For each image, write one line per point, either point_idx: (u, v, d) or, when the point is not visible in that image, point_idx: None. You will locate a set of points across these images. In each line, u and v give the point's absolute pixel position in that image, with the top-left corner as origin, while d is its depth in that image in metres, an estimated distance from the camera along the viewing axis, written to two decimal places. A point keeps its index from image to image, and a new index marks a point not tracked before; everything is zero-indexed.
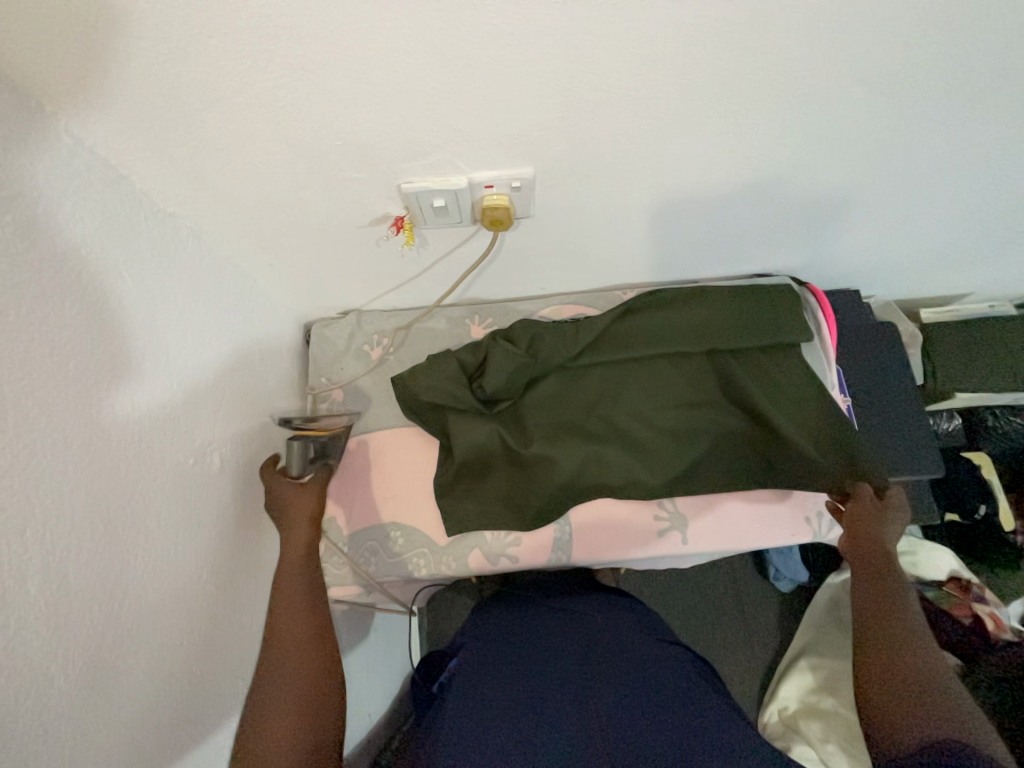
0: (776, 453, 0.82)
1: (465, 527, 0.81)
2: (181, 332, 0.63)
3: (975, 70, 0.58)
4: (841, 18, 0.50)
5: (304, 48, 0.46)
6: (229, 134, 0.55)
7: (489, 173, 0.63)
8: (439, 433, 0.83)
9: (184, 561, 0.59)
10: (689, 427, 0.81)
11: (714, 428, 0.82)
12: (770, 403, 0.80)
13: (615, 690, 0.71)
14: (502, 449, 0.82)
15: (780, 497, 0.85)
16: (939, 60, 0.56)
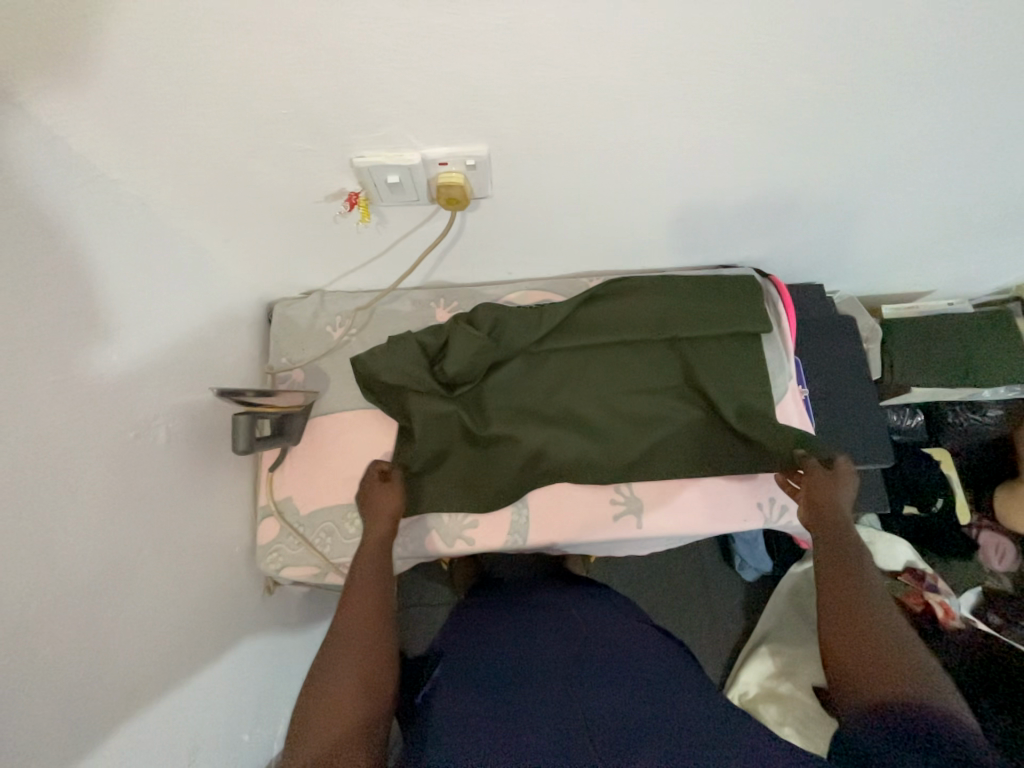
0: (730, 440, 0.84)
1: (419, 509, 0.81)
2: (125, 303, 0.61)
3: (925, 66, 0.59)
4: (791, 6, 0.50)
5: (241, 9, 0.45)
6: (171, 99, 0.53)
7: (443, 150, 0.62)
8: (396, 414, 0.83)
9: (122, 536, 0.58)
10: (646, 414, 0.83)
11: (671, 416, 0.83)
12: (725, 391, 0.83)
13: (597, 689, 0.71)
14: (460, 430, 0.82)
15: (736, 483, 0.86)
16: (892, 54, 0.57)
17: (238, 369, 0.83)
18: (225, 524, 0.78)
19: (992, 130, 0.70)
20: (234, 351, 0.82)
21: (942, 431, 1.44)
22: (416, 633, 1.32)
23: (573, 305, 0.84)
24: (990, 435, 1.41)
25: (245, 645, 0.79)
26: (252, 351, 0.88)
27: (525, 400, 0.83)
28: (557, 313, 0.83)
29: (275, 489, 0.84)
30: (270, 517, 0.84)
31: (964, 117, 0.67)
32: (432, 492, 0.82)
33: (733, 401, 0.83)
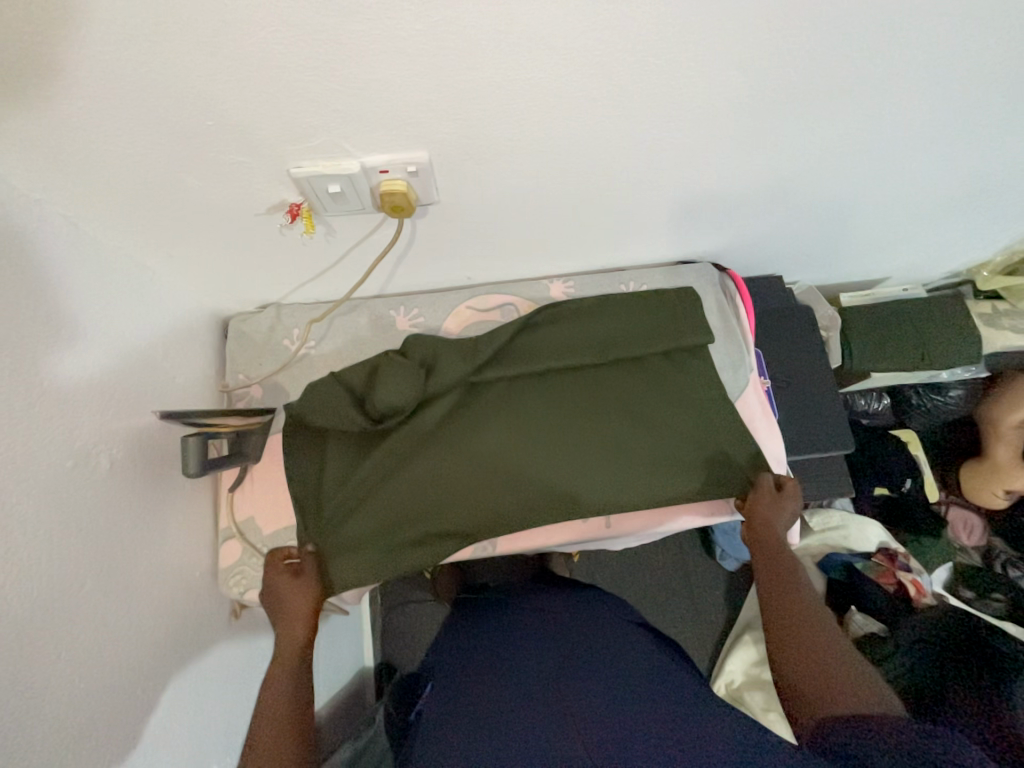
0: (688, 456, 0.84)
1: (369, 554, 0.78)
2: (59, 326, 0.59)
3: (850, 59, 0.60)
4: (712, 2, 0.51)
5: (152, 17, 0.43)
6: (89, 113, 0.51)
7: (383, 158, 0.61)
8: (328, 458, 0.81)
9: (60, 570, 0.55)
10: (593, 438, 0.83)
11: (624, 436, 0.83)
12: (670, 405, 0.85)
13: (585, 675, 0.74)
14: (405, 471, 0.80)
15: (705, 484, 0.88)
16: (812, 51, 0.58)
17: (190, 389, 0.81)
18: (182, 549, 0.75)
19: (923, 118, 0.72)
20: (186, 371, 0.80)
21: (906, 413, 1.48)
22: (400, 646, 1.30)
23: (509, 332, 0.84)
24: (952, 415, 1.45)
25: (211, 674, 0.77)
26: (206, 370, 0.86)
27: (464, 435, 0.81)
28: (491, 344, 0.83)
29: (236, 510, 0.82)
30: (232, 538, 0.82)
31: (895, 106, 0.69)
32: (379, 544, 0.79)
33: (680, 414, 0.85)
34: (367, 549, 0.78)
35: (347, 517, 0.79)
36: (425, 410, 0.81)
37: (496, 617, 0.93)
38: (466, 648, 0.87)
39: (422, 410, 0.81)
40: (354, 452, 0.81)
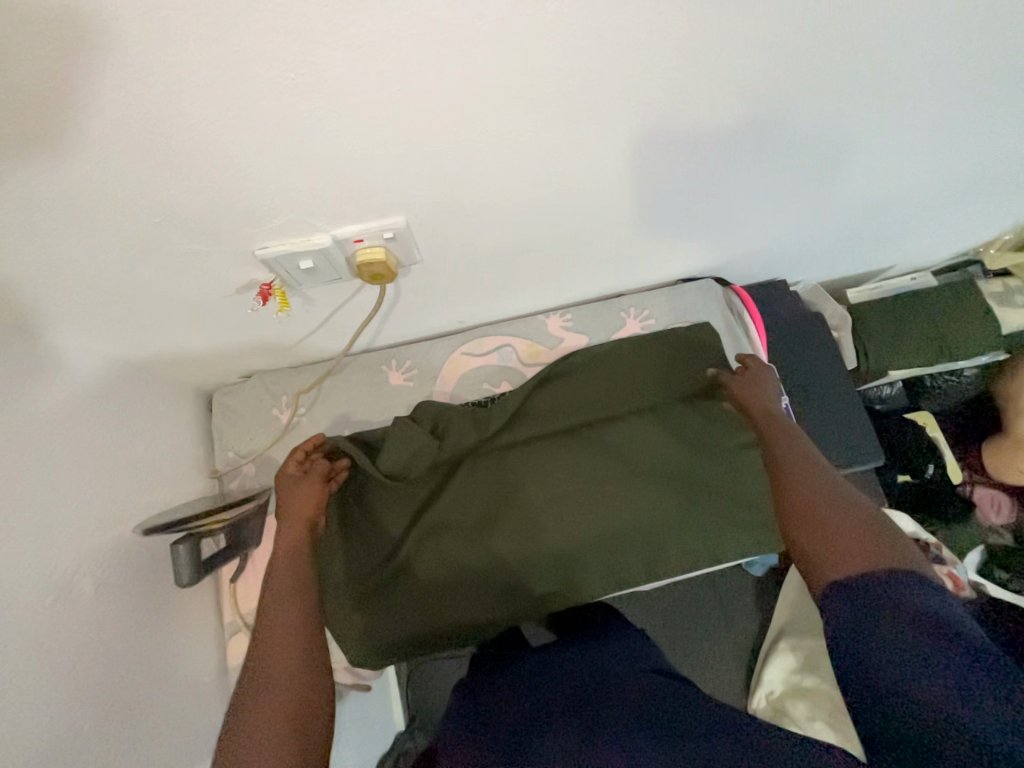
0: (719, 506, 0.80)
1: (405, 645, 0.77)
2: (20, 445, 0.53)
3: (842, 64, 0.57)
4: (693, 30, 0.47)
5: (88, 116, 0.39)
6: (22, 221, 0.46)
7: (354, 226, 0.56)
8: (343, 550, 0.77)
9: (55, 720, 0.50)
10: (619, 495, 0.79)
11: (652, 493, 0.79)
12: (696, 455, 0.81)
13: (609, 670, 0.74)
14: (427, 553, 0.78)
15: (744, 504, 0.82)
16: (801, 64, 0.55)
17: (177, 479, 0.75)
18: (187, 655, 0.71)
19: (924, 108, 0.68)
20: (171, 460, 0.75)
21: (922, 397, 1.43)
22: (427, 694, 1.25)
23: (518, 394, 0.81)
24: (968, 394, 1.41)
25: None
26: (192, 453, 0.80)
27: (490, 502, 0.79)
28: (499, 409, 0.81)
29: (241, 601, 0.78)
30: (239, 632, 0.78)
31: (895, 101, 0.65)
32: (413, 633, 0.77)
33: (709, 463, 0.81)
34: (401, 640, 0.76)
35: (388, 614, 0.77)
36: (445, 479, 0.80)
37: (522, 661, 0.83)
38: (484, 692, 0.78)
39: (443, 481, 0.80)
40: (379, 539, 0.78)
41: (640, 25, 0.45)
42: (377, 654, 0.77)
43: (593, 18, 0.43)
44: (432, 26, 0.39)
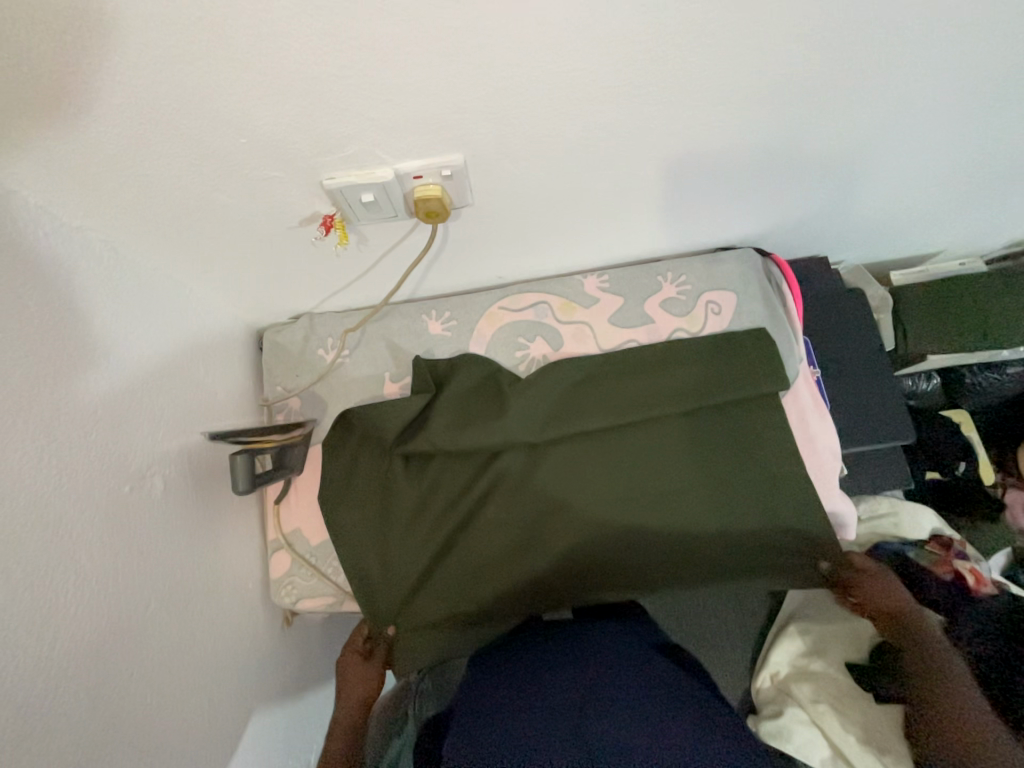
0: (752, 514, 0.81)
1: (438, 634, 0.79)
2: (102, 351, 0.59)
3: (918, 27, 0.55)
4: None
5: (189, 39, 0.43)
6: (121, 139, 0.51)
7: (416, 163, 0.60)
8: (378, 533, 0.80)
9: (126, 594, 0.57)
10: (651, 501, 0.80)
11: (684, 496, 0.80)
12: (731, 461, 0.81)
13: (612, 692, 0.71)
14: (462, 548, 0.81)
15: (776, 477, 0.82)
16: (869, 27, 0.54)
17: (232, 404, 0.81)
18: (235, 561, 0.78)
19: (1001, 79, 0.65)
20: (227, 385, 0.81)
21: (962, 394, 1.39)
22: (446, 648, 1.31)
23: (551, 389, 0.83)
24: (1011, 393, 1.36)
25: (265, 681, 0.80)
26: (245, 384, 0.86)
27: (523, 503, 0.81)
28: (537, 409, 0.82)
29: (282, 522, 0.83)
30: (281, 549, 0.83)
31: (971, 71, 0.62)
32: (446, 624, 0.80)
33: (745, 473, 0.81)
34: (434, 630, 0.80)
35: (416, 606, 0.80)
36: (480, 475, 0.82)
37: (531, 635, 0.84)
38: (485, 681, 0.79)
39: (481, 479, 0.82)
40: (411, 528, 0.81)
41: None
42: (394, 644, 0.79)
43: None
44: None
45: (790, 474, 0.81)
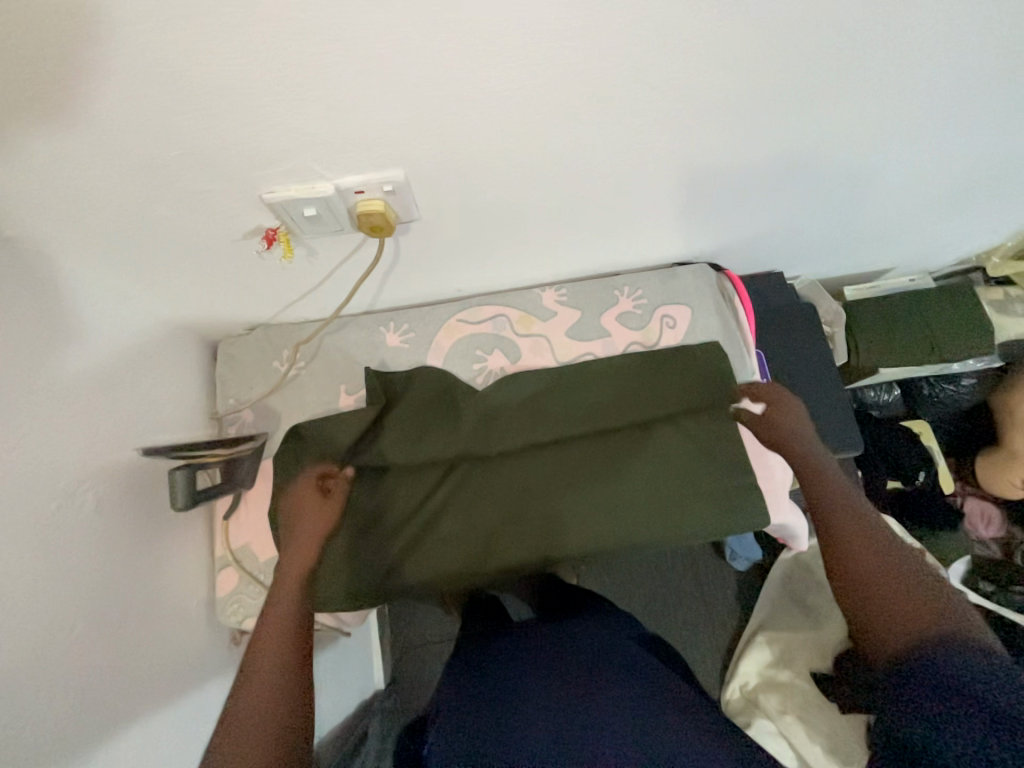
0: (712, 524, 0.80)
1: None
2: (30, 362, 0.57)
3: (840, 52, 0.57)
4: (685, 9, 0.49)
5: (110, 53, 0.42)
6: (46, 150, 0.50)
7: (357, 178, 0.60)
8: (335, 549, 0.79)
9: (48, 617, 0.55)
10: (610, 508, 0.80)
11: (643, 506, 0.80)
12: (688, 471, 0.82)
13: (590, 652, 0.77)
14: (421, 560, 0.79)
15: (732, 489, 0.82)
16: (793, 52, 0.56)
17: (179, 418, 0.79)
18: (177, 581, 0.75)
19: (925, 103, 0.68)
20: (174, 398, 0.79)
21: (919, 405, 1.42)
22: (419, 667, 1.27)
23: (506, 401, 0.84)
24: (966, 404, 1.39)
25: (208, 707, 0.76)
26: (195, 397, 0.84)
27: (481, 513, 0.80)
28: (493, 421, 0.82)
29: (231, 538, 0.81)
30: (229, 567, 0.81)
31: (897, 90, 0.65)
32: None
33: (703, 481, 0.81)
34: None
35: None
36: (436, 486, 0.81)
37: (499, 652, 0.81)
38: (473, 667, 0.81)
39: (439, 490, 0.81)
40: (363, 541, 0.79)
41: None
42: None
43: None
44: None
45: (744, 489, 0.81)
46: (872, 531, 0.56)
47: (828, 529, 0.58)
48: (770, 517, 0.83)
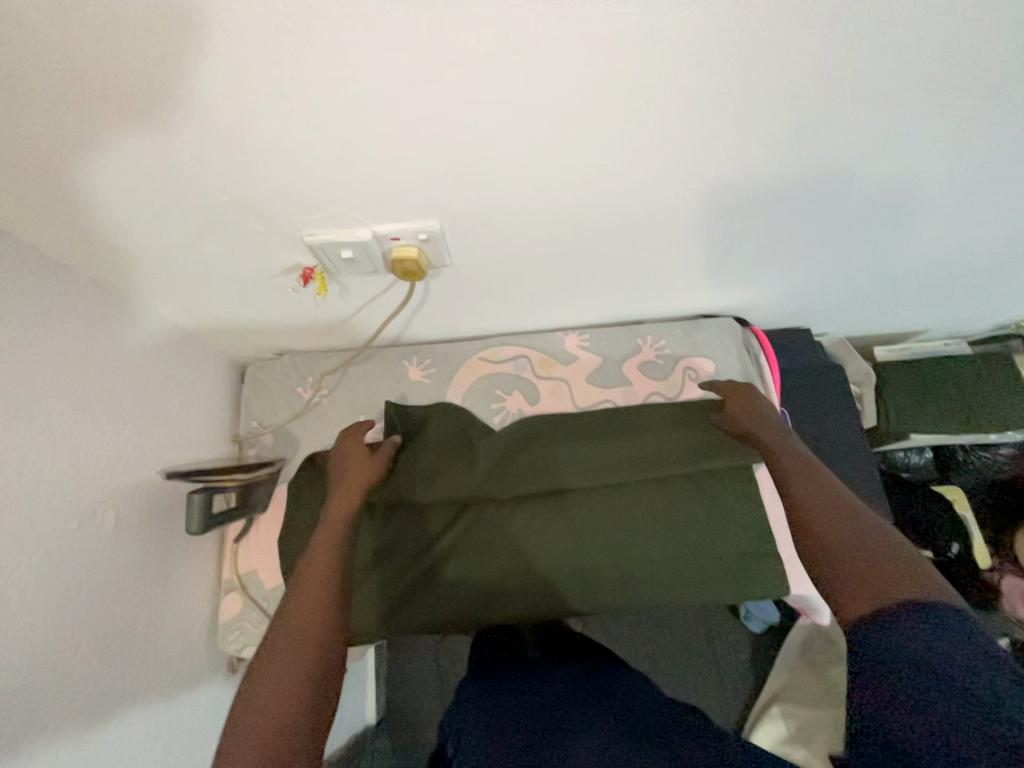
0: (731, 590, 0.77)
1: None
2: (70, 383, 0.60)
3: (877, 134, 0.58)
4: (728, 100, 0.51)
5: (176, 111, 0.45)
6: (111, 192, 0.53)
7: (394, 227, 0.63)
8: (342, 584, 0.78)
9: (55, 637, 0.55)
10: (624, 563, 0.78)
11: (659, 563, 0.78)
12: (707, 531, 0.79)
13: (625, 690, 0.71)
14: (427, 601, 0.78)
15: (753, 554, 0.79)
16: (829, 133, 0.57)
17: (201, 438, 0.81)
18: (183, 603, 0.75)
19: (963, 177, 0.68)
20: (199, 418, 0.82)
21: (953, 471, 1.36)
22: (414, 704, 1.23)
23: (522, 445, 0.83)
24: (1003, 473, 1.33)
25: (199, 739, 0.75)
26: (219, 418, 0.87)
27: (491, 555, 0.79)
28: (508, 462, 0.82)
29: (239, 563, 0.82)
30: (233, 591, 0.81)
31: (933, 167, 0.65)
32: None
33: (725, 545, 0.79)
34: None
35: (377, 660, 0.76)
36: (448, 526, 0.80)
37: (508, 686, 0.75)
38: (492, 694, 0.75)
39: (450, 530, 0.80)
40: (370, 577, 0.79)
41: (678, 78, 0.48)
42: None
43: (631, 67, 0.46)
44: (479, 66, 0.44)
45: (761, 556, 0.79)
46: (847, 519, 0.54)
47: (805, 523, 0.56)
48: (791, 588, 0.79)
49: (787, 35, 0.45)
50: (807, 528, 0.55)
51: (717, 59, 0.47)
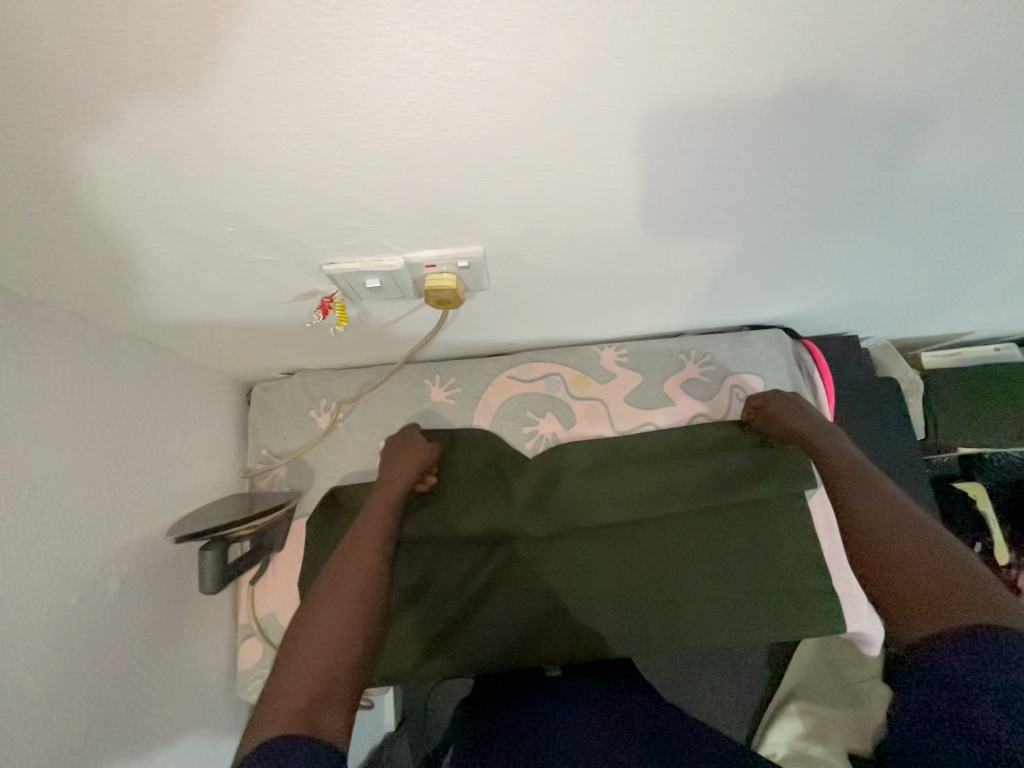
0: (784, 632, 0.73)
1: None
2: (62, 443, 0.52)
3: (1000, 153, 0.50)
4: (850, 121, 0.43)
5: (169, 130, 0.36)
6: (94, 225, 0.44)
7: (429, 254, 0.54)
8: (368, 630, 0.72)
9: (58, 730, 0.48)
10: (671, 602, 0.74)
11: (708, 604, 0.74)
12: (759, 568, 0.75)
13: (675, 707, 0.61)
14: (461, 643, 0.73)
15: (807, 592, 0.75)
16: (948, 154, 0.49)
17: (208, 474, 0.74)
18: (196, 654, 0.70)
19: None
20: (205, 455, 0.74)
21: None
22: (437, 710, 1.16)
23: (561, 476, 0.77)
24: None
25: None
26: (225, 447, 0.79)
27: (527, 592, 0.74)
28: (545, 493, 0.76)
29: (257, 605, 0.76)
30: (252, 635, 0.76)
31: None
32: None
33: (777, 584, 0.75)
34: None
35: None
36: (482, 562, 0.75)
37: (546, 702, 0.62)
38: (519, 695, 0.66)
39: (483, 567, 0.75)
40: (398, 621, 0.73)
41: (798, 99, 0.39)
42: None
43: (746, 87, 0.38)
44: (562, 88, 0.35)
45: (817, 593, 0.74)
46: (889, 512, 0.56)
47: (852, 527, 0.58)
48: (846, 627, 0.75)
49: (945, 50, 0.36)
50: (850, 520, 0.59)
51: (852, 77, 0.38)
